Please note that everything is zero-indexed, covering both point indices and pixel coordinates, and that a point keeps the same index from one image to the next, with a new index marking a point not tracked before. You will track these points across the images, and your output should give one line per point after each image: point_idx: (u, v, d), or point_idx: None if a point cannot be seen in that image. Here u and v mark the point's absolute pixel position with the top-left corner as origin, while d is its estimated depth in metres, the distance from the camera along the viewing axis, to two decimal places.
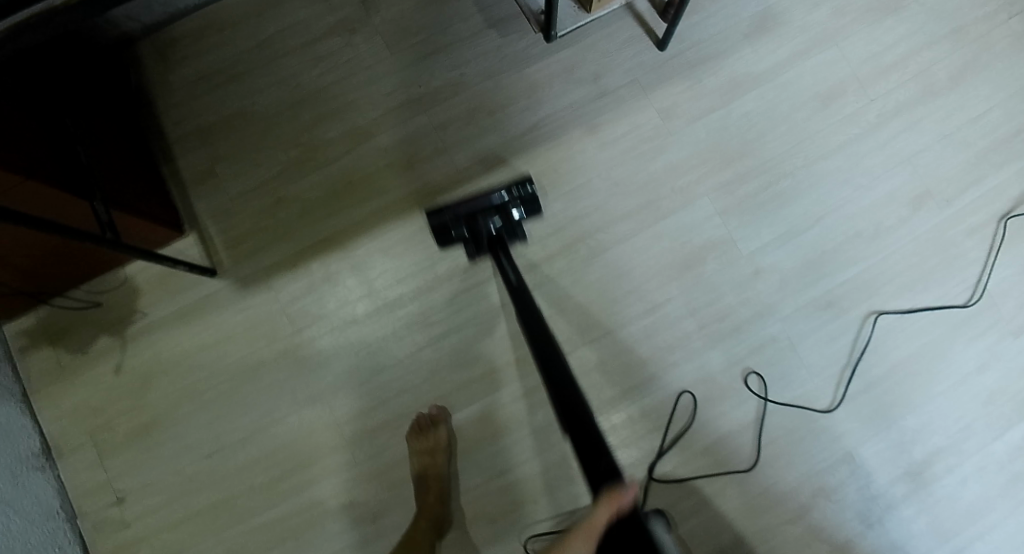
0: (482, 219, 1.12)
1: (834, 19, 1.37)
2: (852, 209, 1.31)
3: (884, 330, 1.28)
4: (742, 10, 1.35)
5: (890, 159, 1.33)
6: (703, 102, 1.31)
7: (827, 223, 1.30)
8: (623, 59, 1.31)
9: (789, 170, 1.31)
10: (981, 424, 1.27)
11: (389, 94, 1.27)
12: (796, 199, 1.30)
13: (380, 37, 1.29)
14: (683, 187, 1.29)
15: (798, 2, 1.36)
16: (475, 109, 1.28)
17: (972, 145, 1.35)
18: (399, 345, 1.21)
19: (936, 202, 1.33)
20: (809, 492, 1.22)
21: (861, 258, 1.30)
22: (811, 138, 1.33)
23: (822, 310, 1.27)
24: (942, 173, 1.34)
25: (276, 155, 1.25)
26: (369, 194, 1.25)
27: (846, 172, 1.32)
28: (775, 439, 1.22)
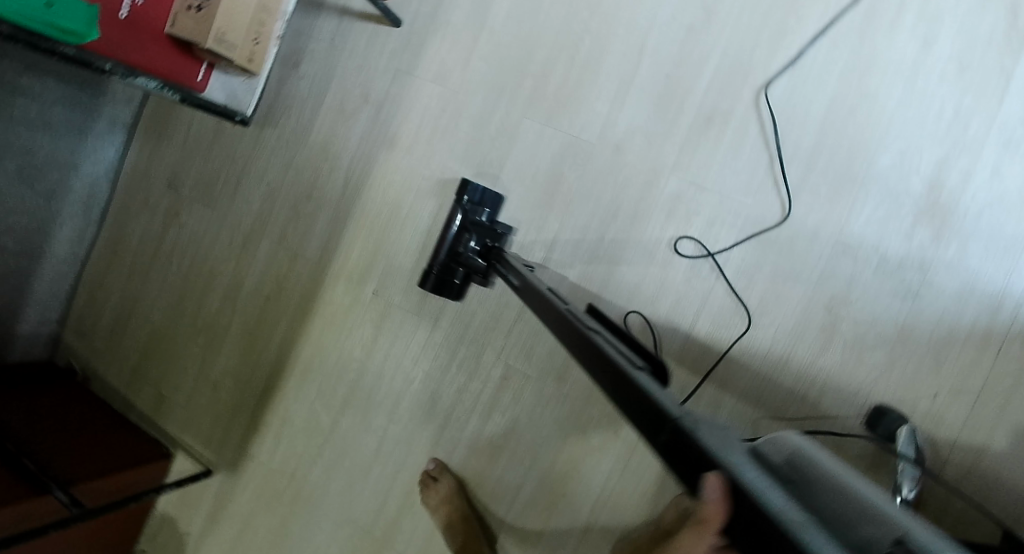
0: (460, 245, 1.11)
1: None
2: (670, 12, 1.12)
3: (786, 101, 1.08)
4: None
5: None
6: (464, 37, 1.21)
7: (655, 47, 1.12)
8: (375, 60, 1.26)
9: (582, 29, 1.15)
10: (972, 100, 1.03)
11: (232, 241, 1.35)
12: (610, 48, 1.14)
13: (198, 202, 1.37)
14: (499, 125, 1.19)
15: None
16: (296, 201, 1.30)
17: None
18: (370, 435, 1.26)
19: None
20: (822, 307, 1.07)
21: (715, 45, 1.10)
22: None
23: (707, 132, 1.10)
24: None
25: (192, 351, 1.38)
26: (270, 331, 1.32)
27: None
28: (752, 283, 1.09)
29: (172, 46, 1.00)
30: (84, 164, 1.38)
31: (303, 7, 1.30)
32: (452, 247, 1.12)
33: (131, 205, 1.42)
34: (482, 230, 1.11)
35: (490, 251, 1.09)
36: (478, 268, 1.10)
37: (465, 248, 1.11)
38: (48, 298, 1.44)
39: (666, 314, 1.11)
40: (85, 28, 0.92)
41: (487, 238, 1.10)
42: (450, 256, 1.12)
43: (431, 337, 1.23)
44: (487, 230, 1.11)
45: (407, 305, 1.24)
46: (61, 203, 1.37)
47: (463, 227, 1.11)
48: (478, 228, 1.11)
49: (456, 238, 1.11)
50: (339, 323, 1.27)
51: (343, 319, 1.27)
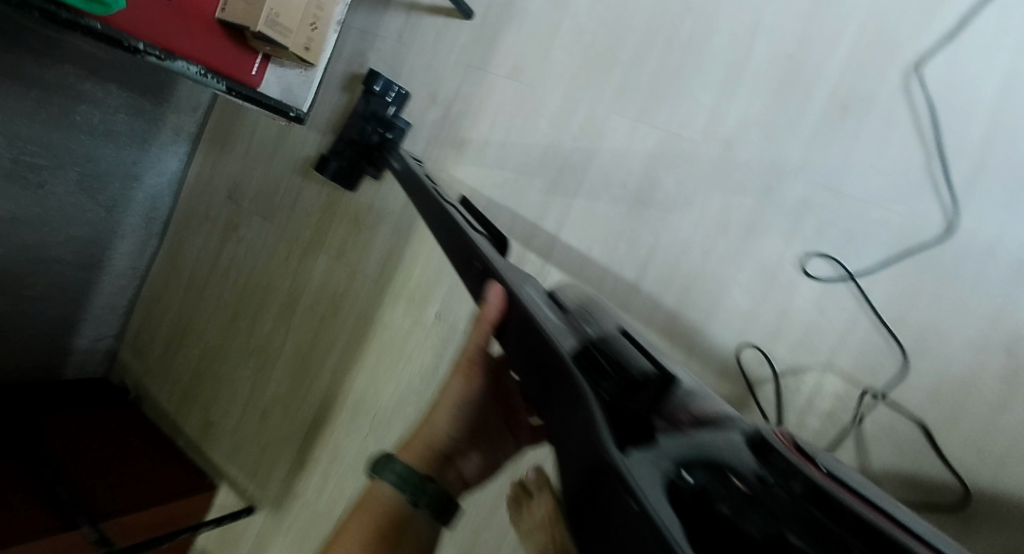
0: (359, 134, 1.16)
1: None
2: None
3: (944, 84, 0.86)
4: None
5: None
6: (543, 27, 1.08)
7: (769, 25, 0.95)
8: (444, 57, 1.15)
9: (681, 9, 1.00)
10: None
11: (287, 256, 1.24)
12: (714, 30, 0.98)
13: (257, 214, 1.28)
14: (583, 122, 1.04)
15: None
16: (354, 213, 1.18)
17: None
18: None
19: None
20: (1003, 345, 0.80)
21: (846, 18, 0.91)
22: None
23: (841, 122, 0.90)
24: None
25: (241, 373, 1.27)
26: (323, 355, 1.19)
27: None
28: (908, 311, 0.85)
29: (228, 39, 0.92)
30: (147, 174, 1.34)
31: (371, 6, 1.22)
32: (352, 138, 1.17)
33: (191, 218, 1.36)
34: (382, 121, 1.15)
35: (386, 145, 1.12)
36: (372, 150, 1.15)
37: (365, 144, 1.15)
38: (107, 311, 1.41)
39: (791, 348, 0.90)
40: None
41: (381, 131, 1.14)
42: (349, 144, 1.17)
43: None
44: (386, 125, 1.15)
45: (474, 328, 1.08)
46: (121, 215, 1.35)
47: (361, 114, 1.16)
48: (385, 124, 1.15)
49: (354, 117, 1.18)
50: (397, 350, 1.11)
51: (400, 345, 1.10)
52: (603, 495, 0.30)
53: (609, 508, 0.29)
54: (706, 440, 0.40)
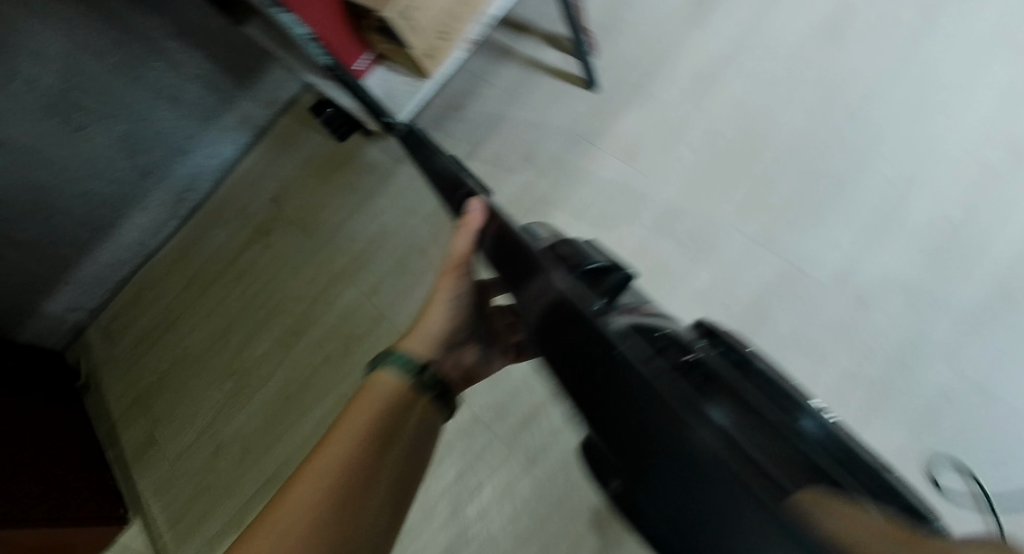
0: None
1: None
2: (954, 153, 0.88)
3: None
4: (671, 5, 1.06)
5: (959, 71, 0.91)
6: (671, 119, 0.99)
7: (928, 185, 0.87)
8: (553, 120, 1.04)
9: (827, 142, 0.93)
10: None
11: (312, 280, 1.08)
12: (863, 180, 0.90)
13: (296, 225, 1.14)
14: (695, 226, 0.92)
15: None
16: (403, 253, 1.03)
17: None
18: None
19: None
20: None
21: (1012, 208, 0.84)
22: (833, 97, 0.95)
23: (998, 313, 0.80)
24: None
25: (212, 394, 1.09)
26: (312, 401, 1.01)
27: (910, 114, 0.91)
28: None
29: (342, 21, 0.79)
30: (197, 152, 1.21)
31: (492, 48, 1.12)
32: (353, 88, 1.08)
33: (224, 209, 1.22)
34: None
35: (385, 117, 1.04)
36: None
37: None
38: (94, 282, 1.24)
39: None
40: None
41: None
42: None
43: (521, 478, 0.87)
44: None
45: (504, 426, 0.90)
46: (152, 185, 1.20)
47: None
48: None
49: None
50: None
51: None
52: (657, 397, 0.32)
53: (615, 365, 0.35)
54: (650, 322, 0.44)
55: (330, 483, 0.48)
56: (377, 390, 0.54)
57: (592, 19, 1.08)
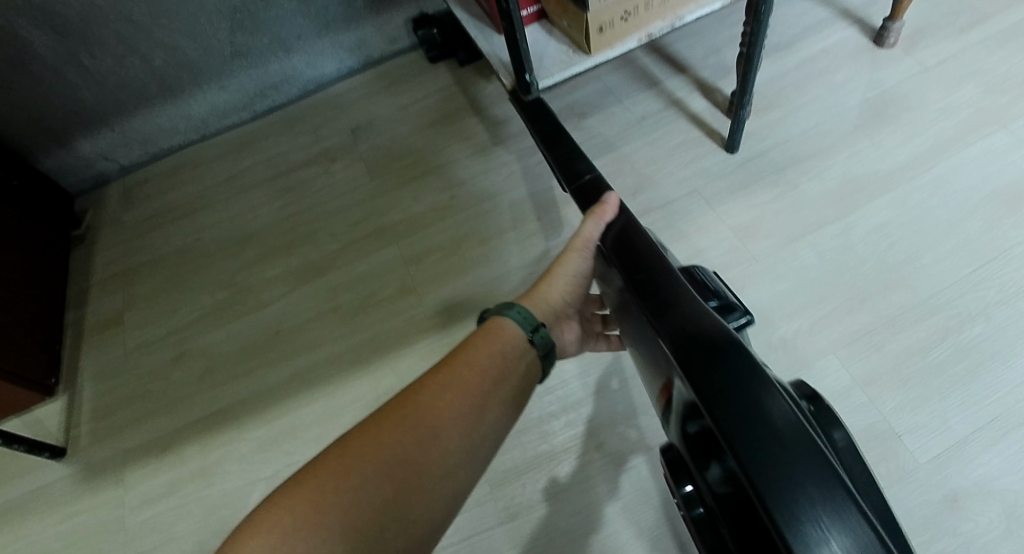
0: None
1: (990, 97, 0.90)
2: None
3: None
4: (845, 100, 0.93)
5: None
6: (803, 217, 0.85)
7: None
8: (676, 165, 0.92)
9: (975, 311, 0.75)
10: None
11: (356, 224, 0.97)
12: (1000, 364, 0.72)
13: (363, 163, 1.03)
14: (787, 339, 0.78)
15: (930, 84, 0.92)
16: (463, 235, 0.91)
17: None
18: None
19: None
20: None
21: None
22: (1001, 257, 0.78)
23: None
24: None
25: (200, 298, 0.97)
26: (300, 348, 0.88)
27: None
28: None
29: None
30: (298, 57, 1.12)
31: (638, 71, 1.02)
32: None
33: (299, 122, 1.12)
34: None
35: None
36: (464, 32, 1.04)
37: None
38: (138, 139, 1.14)
39: None
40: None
41: None
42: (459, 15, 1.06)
43: (491, 533, 0.71)
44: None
45: (498, 466, 0.74)
46: (240, 69, 1.10)
47: None
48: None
49: None
50: None
51: None
52: (743, 383, 0.27)
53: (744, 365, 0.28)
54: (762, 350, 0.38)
55: (440, 454, 0.40)
56: (493, 362, 0.45)
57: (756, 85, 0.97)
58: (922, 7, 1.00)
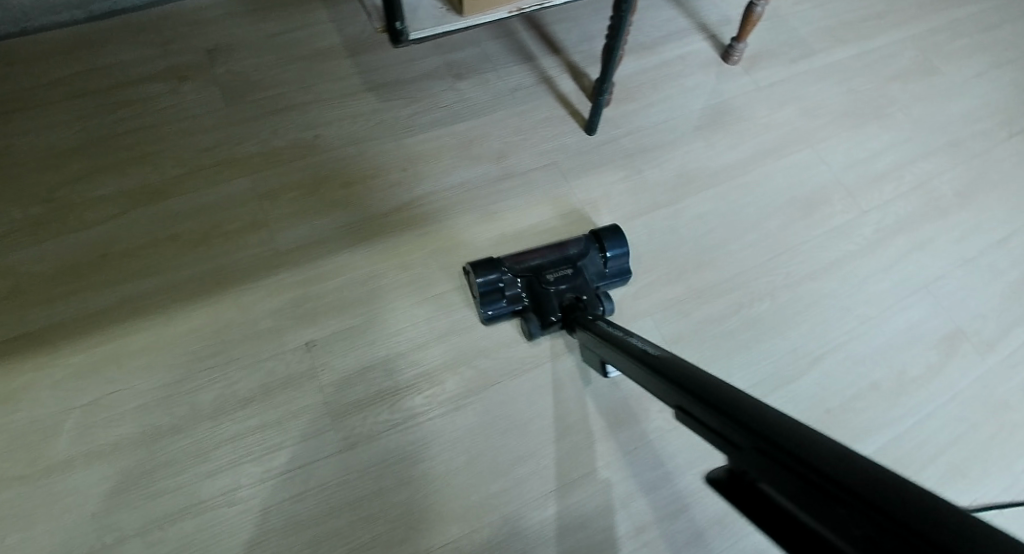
0: (546, 277, 0.79)
1: (805, 119, 1.06)
2: (861, 349, 0.88)
3: None
4: (690, 101, 1.05)
5: (899, 285, 0.94)
6: (644, 198, 0.95)
7: (828, 365, 0.87)
8: (539, 137, 0.98)
9: (767, 289, 0.91)
10: None
11: (205, 150, 0.91)
12: (775, 336, 0.88)
13: (219, 87, 0.97)
14: (616, 300, 0.87)
15: (760, 99, 1.07)
16: (324, 177, 0.90)
17: (1006, 276, 0.97)
18: (94, 525, 0.69)
19: (974, 349, 0.91)
20: None
21: (880, 426, 0.84)
22: (791, 255, 0.94)
23: None
24: (976, 308, 0.94)
25: (8, 209, 0.85)
26: (132, 274, 0.82)
27: (844, 299, 0.92)
28: None
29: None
30: None
31: (516, 45, 1.06)
32: (536, 271, 0.80)
33: (144, 30, 1.01)
34: (580, 276, 0.81)
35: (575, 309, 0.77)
36: (549, 300, 0.78)
37: (552, 295, 0.79)
38: None
39: None
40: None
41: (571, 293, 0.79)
42: (530, 276, 0.79)
43: (327, 461, 0.73)
44: (580, 251, 0.82)
45: (339, 399, 0.76)
46: None
47: (535, 273, 0.79)
48: (573, 274, 0.81)
49: (546, 268, 0.80)
50: (230, 347, 0.79)
51: (237, 343, 0.79)
52: None
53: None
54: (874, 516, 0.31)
55: None
56: None
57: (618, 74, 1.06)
58: (764, 33, 1.14)
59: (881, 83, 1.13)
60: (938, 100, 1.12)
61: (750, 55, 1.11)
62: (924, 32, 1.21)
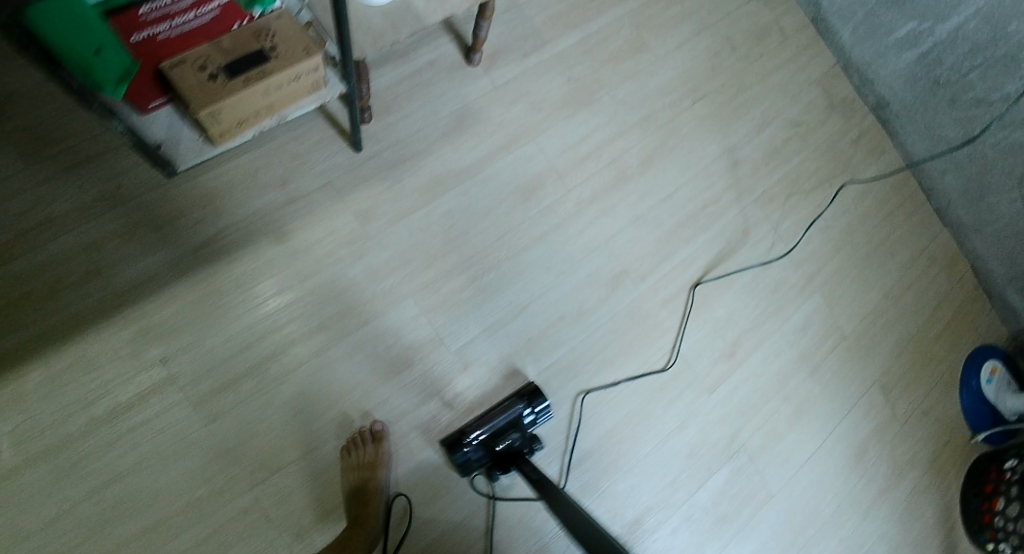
0: (497, 438, 1.20)
1: (531, 113, 1.43)
2: (555, 294, 1.36)
3: (592, 407, 1.34)
4: (438, 109, 1.36)
5: (588, 245, 1.41)
6: (403, 203, 1.31)
7: (533, 310, 1.34)
8: (315, 162, 1.27)
9: (494, 263, 1.34)
10: (687, 477, 1.37)
11: (25, 213, 1.11)
12: (498, 292, 1.33)
13: (13, 147, 1.13)
14: (384, 290, 1.27)
15: (495, 100, 1.40)
16: (138, 222, 1.15)
17: (662, 224, 1.47)
18: (47, 504, 1.06)
19: (632, 280, 1.42)
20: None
21: (560, 341, 1.35)
22: (513, 230, 1.36)
23: None
24: (638, 252, 1.44)
25: None
26: (2, 329, 1.08)
27: (547, 260, 1.37)
28: (503, 523, 1.26)
29: (149, 76, 0.85)
30: None
31: None
32: (491, 434, 1.20)
33: None
34: (518, 430, 1.21)
35: (519, 455, 1.20)
36: (498, 458, 1.20)
37: (502, 447, 1.19)
38: None
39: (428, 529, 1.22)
40: (115, 83, 0.82)
41: (523, 444, 1.21)
42: (486, 438, 1.20)
43: (198, 431, 1.13)
44: (511, 406, 1.23)
45: (197, 391, 1.14)
46: None
47: (506, 427, 1.21)
48: (518, 428, 1.22)
49: (504, 412, 1.22)
50: (98, 371, 1.11)
51: (104, 367, 1.11)
52: None
53: None
54: None
55: None
56: None
57: (376, 93, 1.33)
58: (500, 32, 1.44)
59: (592, 71, 1.50)
60: (633, 82, 1.53)
61: (489, 57, 1.42)
62: (627, 16, 1.57)
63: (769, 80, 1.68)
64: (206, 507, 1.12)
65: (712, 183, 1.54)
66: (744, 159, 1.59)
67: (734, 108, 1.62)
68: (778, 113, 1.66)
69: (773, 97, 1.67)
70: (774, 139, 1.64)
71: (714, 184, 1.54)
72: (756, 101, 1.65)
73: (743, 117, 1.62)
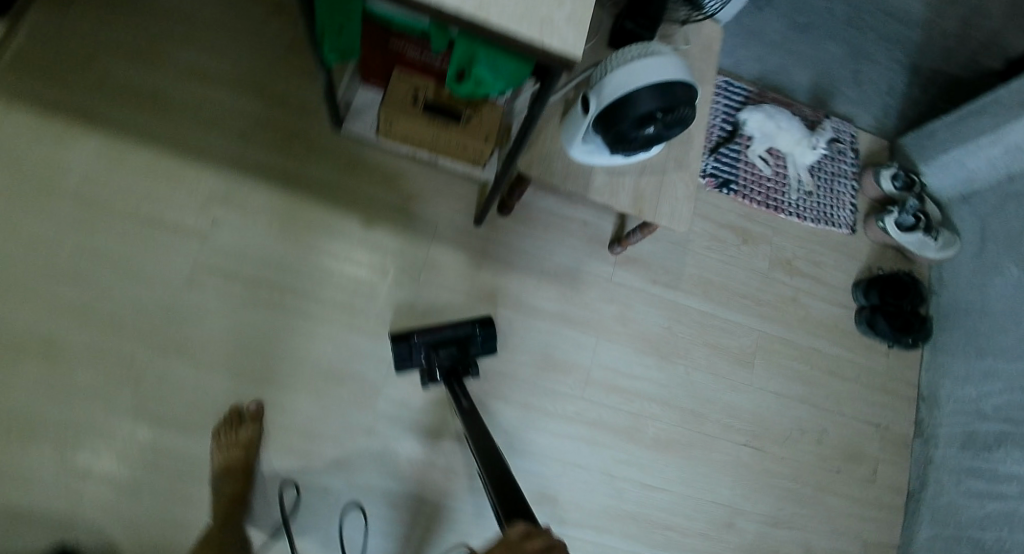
0: (435, 347, 1.31)
1: (614, 322, 1.48)
2: None
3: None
4: (555, 255, 1.47)
5: (551, 450, 1.40)
6: (461, 286, 1.41)
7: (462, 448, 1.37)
8: (439, 204, 1.44)
9: (474, 388, 1.38)
10: None
11: (248, 71, 1.42)
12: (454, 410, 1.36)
13: (290, 34, 1.46)
14: (383, 322, 1.37)
15: (599, 289, 1.48)
16: (296, 134, 1.41)
17: (622, 499, 1.43)
18: (61, 231, 1.30)
19: (554, 511, 1.39)
20: None
21: (452, 491, 1.35)
22: (513, 382, 1.40)
23: (390, 503, 1.32)
24: (580, 498, 1.40)
25: (127, 31, 1.39)
26: (161, 115, 1.37)
27: (512, 428, 1.38)
28: None
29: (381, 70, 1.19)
30: None
31: None
32: (432, 339, 1.32)
33: None
34: (463, 347, 1.32)
35: (454, 368, 1.29)
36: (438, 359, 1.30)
37: (439, 356, 1.30)
38: None
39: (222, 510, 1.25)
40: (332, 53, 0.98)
41: (458, 361, 1.31)
42: (427, 341, 1.32)
43: (179, 279, 1.32)
44: (470, 336, 1.33)
45: (208, 256, 1.34)
46: None
47: (453, 338, 1.32)
48: (459, 347, 1.32)
49: (455, 326, 1.34)
50: (177, 187, 1.35)
51: (182, 189, 1.35)
52: None
53: None
54: None
55: None
56: None
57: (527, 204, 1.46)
58: (652, 251, 1.54)
59: (690, 343, 1.53)
60: (712, 380, 1.53)
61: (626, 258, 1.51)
62: (757, 335, 1.59)
63: (826, 494, 1.57)
64: (130, 330, 1.29)
65: (693, 515, 1.47)
66: (740, 526, 1.50)
67: (772, 482, 1.54)
68: (804, 526, 1.54)
69: (814, 509, 1.56)
70: (781, 540, 1.52)
71: (694, 517, 1.47)
72: (797, 499, 1.55)
73: (773, 497, 1.53)
